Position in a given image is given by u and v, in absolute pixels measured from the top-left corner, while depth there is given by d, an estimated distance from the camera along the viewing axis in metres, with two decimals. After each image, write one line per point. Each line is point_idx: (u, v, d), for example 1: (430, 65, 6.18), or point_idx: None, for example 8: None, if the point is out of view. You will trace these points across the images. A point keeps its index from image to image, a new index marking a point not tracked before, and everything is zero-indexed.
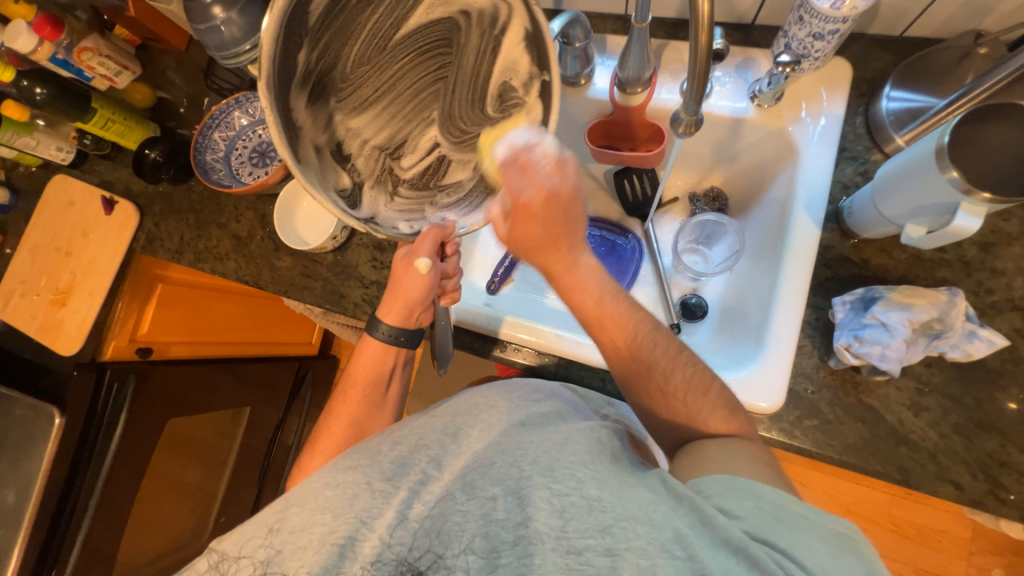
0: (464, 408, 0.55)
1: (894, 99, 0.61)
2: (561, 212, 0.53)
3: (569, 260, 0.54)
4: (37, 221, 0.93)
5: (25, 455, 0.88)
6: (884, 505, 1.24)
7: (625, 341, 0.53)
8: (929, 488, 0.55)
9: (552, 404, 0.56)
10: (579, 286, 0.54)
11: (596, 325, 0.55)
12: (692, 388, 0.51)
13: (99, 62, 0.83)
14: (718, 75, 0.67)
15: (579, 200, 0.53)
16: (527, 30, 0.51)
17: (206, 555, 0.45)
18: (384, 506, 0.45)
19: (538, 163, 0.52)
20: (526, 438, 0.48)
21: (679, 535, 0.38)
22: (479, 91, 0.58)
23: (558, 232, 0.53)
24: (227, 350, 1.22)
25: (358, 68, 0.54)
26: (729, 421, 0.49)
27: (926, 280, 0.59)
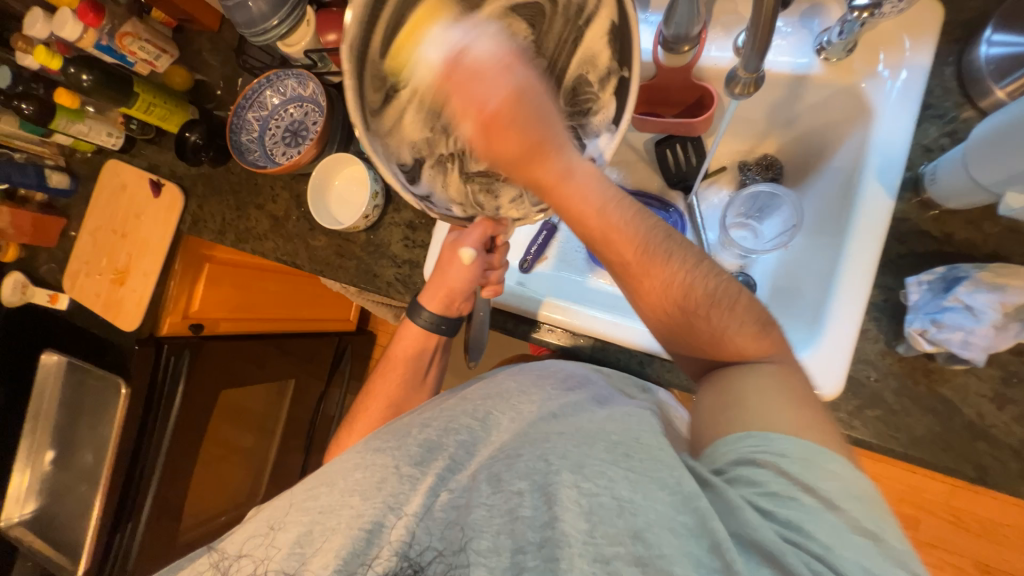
0: (495, 392, 0.55)
1: (996, 44, 0.52)
2: (532, 108, 0.38)
3: (563, 163, 0.42)
4: (96, 205, 0.98)
5: (100, 421, 0.97)
6: (944, 496, 1.16)
7: (679, 312, 0.47)
8: (1009, 488, 0.49)
9: (585, 394, 0.54)
10: (578, 194, 0.43)
11: (606, 240, 0.45)
12: (716, 300, 0.46)
13: (139, 47, 0.84)
14: (780, 27, 0.60)
15: (539, 87, 0.39)
16: (613, 22, 0.46)
17: (251, 523, 0.47)
18: (411, 492, 0.45)
19: (481, 60, 0.38)
20: (559, 431, 0.48)
21: (714, 543, 0.37)
22: (554, 80, 0.54)
23: (538, 136, 0.39)
24: (271, 326, 1.26)
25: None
26: (757, 338, 0.46)
27: (1021, 257, 0.52)
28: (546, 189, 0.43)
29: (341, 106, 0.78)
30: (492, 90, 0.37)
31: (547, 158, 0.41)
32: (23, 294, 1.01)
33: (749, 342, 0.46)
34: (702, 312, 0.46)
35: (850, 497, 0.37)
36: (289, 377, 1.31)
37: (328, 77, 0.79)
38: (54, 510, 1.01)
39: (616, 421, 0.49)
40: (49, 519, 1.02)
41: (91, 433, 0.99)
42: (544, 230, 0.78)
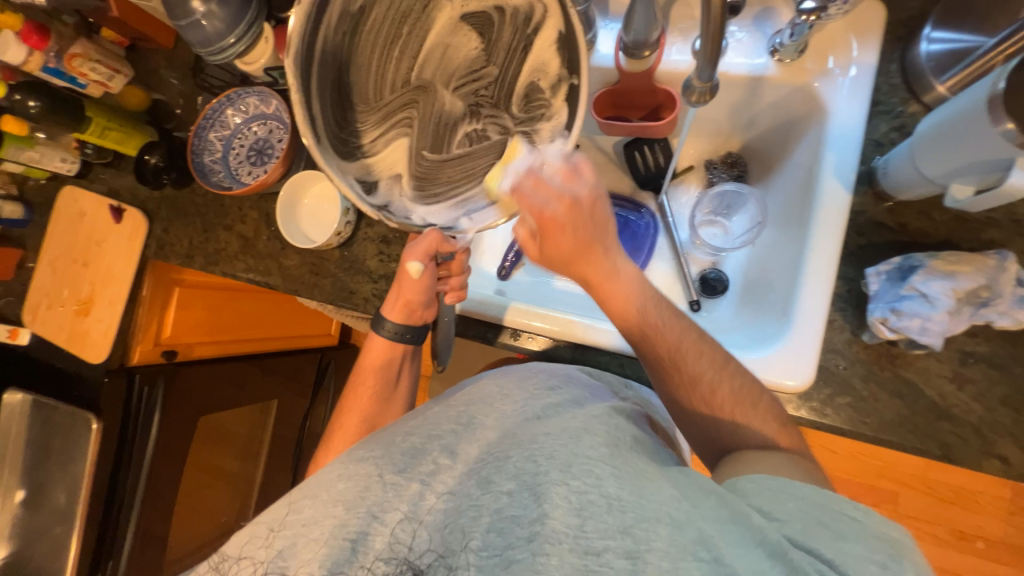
0: (478, 397, 0.56)
1: (936, 41, 0.55)
2: (587, 218, 0.49)
3: (609, 264, 0.51)
4: (54, 234, 0.94)
5: (71, 459, 0.93)
6: (919, 469, 1.21)
7: (638, 322, 0.52)
8: (972, 464, 0.52)
9: (567, 394, 0.55)
10: (621, 293, 0.52)
11: (646, 334, 0.52)
12: (740, 398, 0.49)
13: (91, 68, 0.80)
14: (733, 30, 0.61)
15: (602, 203, 0.49)
16: (560, 32, 0.49)
17: (220, 552, 0.46)
18: (395, 500, 0.46)
19: (549, 179, 0.48)
20: (544, 430, 0.48)
21: (702, 536, 0.36)
22: (506, 89, 0.55)
23: (587, 240, 0.49)
24: (251, 346, 1.23)
25: (395, 59, 0.54)
26: (781, 433, 0.48)
27: (971, 243, 0.54)
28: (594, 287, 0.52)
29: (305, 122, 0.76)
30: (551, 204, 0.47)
31: (596, 258, 0.50)
32: None
33: (774, 434, 0.48)
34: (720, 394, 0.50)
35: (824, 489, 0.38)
36: (273, 397, 1.28)
37: (290, 93, 0.77)
38: (26, 555, 0.97)
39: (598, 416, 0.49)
40: (21, 563, 0.97)
41: (61, 472, 0.95)
42: None
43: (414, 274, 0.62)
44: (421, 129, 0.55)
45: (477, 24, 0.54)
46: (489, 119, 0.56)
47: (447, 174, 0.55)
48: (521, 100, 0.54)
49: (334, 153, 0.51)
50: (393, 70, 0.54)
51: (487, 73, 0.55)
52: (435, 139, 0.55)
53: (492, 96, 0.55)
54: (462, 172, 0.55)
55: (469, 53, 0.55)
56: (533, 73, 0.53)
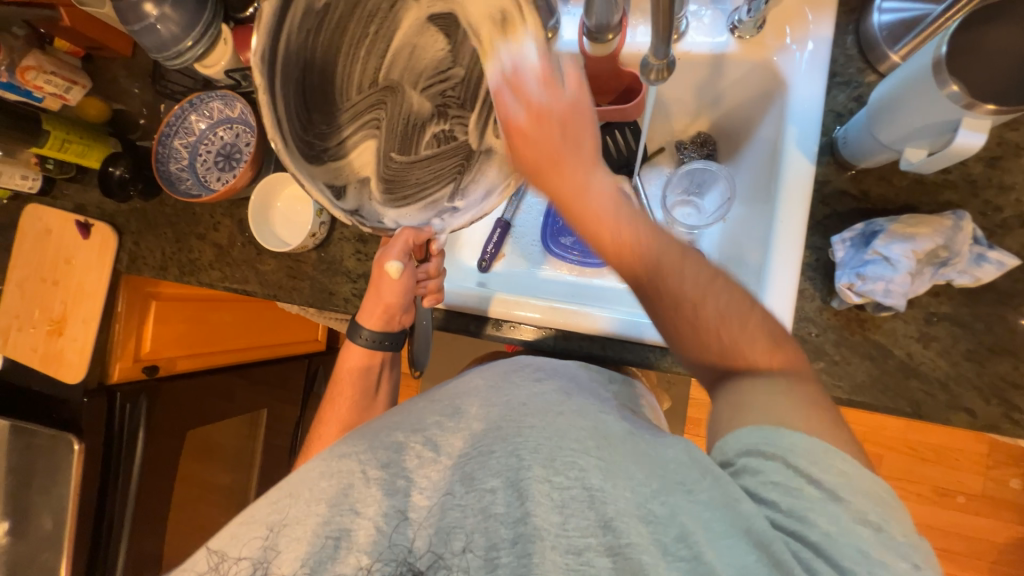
0: (462, 391, 0.55)
1: (887, 11, 0.56)
2: (561, 127, 0.45)
3: (581, 178, 0.46)
4: (20, 254, 0.92)
5: (53, 483, 0.91)
6: (900, 431, 1.25)
7: (643, 264, 0.47)
8: (941, 419, 0.54)
9: (554, 383, 0.54)
10: (605, 219, 0.46)
11: (632, 274, 0.48)
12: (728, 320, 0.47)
13: (45, 80, 0.78)
14: (694, 9, 0.62)
15: (580, 113, 0.46)
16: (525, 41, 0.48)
17: (206, 555, 0.45)
18: (377, 495, 0.45)
19: (527, 80, 0.46)
20: (528, 423, 0.47)
21: (682, 535, 0.39)
22: (471, 90, 0.54)
23: (560, 146, 0.46)
24: (235, 357, 1.21)
25: (359, 57, 0.52)
26: (769, 354, 0.46)
27: (930, 205, 0.56)
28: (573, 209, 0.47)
29: None
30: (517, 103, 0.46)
31: (565, 168, 0.46)
32: None
33: (763, 358, 0.46)
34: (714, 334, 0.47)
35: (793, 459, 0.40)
36: (262, 406, 1.27)
37: (255, 96, 0.76)
38: None
39: (584, 409, 0.49)
40: None
41: (44, 497, 0.93)
42: (499, 227, 0.78)
43: (393, 274, 0.62)
44: (389, 131, 0.55)
45: (441, 23, 0.51)
46: (455, 121, 0.56)
47: (415, 177, 0.56)
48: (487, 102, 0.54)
49: (302, 157, 0.51)
50: (358, 69, 0.52)
51: (453, 74, 0.54)
52: (405, 141, 0.55)
53: (459, 96, 0.55)
54: (428, 177, 0.56)
55: (435, 54, 0.53)
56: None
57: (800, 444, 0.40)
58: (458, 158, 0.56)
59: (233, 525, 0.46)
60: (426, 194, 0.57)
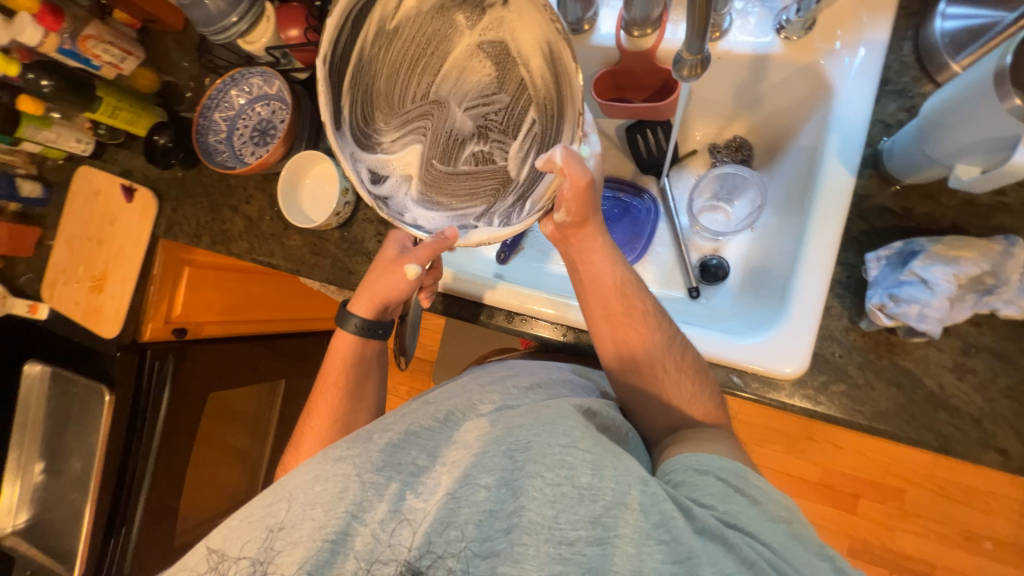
0: (457, 397, 0.55)
1: (950, 18, 0.52)
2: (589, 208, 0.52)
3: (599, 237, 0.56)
4: (70, 213, 0.97)
5: (88, 428, 0.98)
6: (927, 467, 1.19)
7: (625, 347, 0.55)
8: (971, 457, 0.50)
9: (548, 392, 0.55)
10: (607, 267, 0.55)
11: (626, 351, 0.55)
12: (682, 363, 0.54)
13: (103, 49, 0.82)
14: (740, 7, 0.60)
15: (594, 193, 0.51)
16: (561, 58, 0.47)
17: (206, 556, 0.44)
18: (376, 499, 0.44)
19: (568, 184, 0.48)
20: (510, 420, 0.48)
21: (663, 519, 0.41)
22: (514, 115, 0.53)
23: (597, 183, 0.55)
24: (259, 327, 1.27)
25: (417, 72, 0.54)
26: (707, 412, 0.54)
27: (980, 228, 0.52)
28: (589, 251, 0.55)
29: (308, 102, 0.77)
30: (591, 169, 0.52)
31: (586, 226, 0.54)
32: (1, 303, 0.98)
33: (706, 409, 0.54)
34: (672, 374, 0.54)
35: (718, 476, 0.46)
36: (280, 376, 1.32)
37: (293, 74, 0.78)
38: (46, 518, 1.01)
39: (566, 403, 0.50)
40: (41, 528, 1.02)
41: (77, 442, 0.99)
42: None
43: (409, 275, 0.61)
44: (433, 143, 0.55)
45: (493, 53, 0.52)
46: (498, 143, 0.54)
47: (449, 188, 0.55)
48: (529, 130, 0.53)
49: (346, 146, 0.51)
50: (413, 83, 0.54)
51: (498, 100, 0.54)
52: (446, 154, 0.55)
53: (504, 119, 0.54)
54: (462, 192, 0.54)
55: (485, 81, 0.54)
56: (547, 102, 0.51)
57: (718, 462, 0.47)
58: (492, 176, 0.54)
59: (230, 524, 0.46)
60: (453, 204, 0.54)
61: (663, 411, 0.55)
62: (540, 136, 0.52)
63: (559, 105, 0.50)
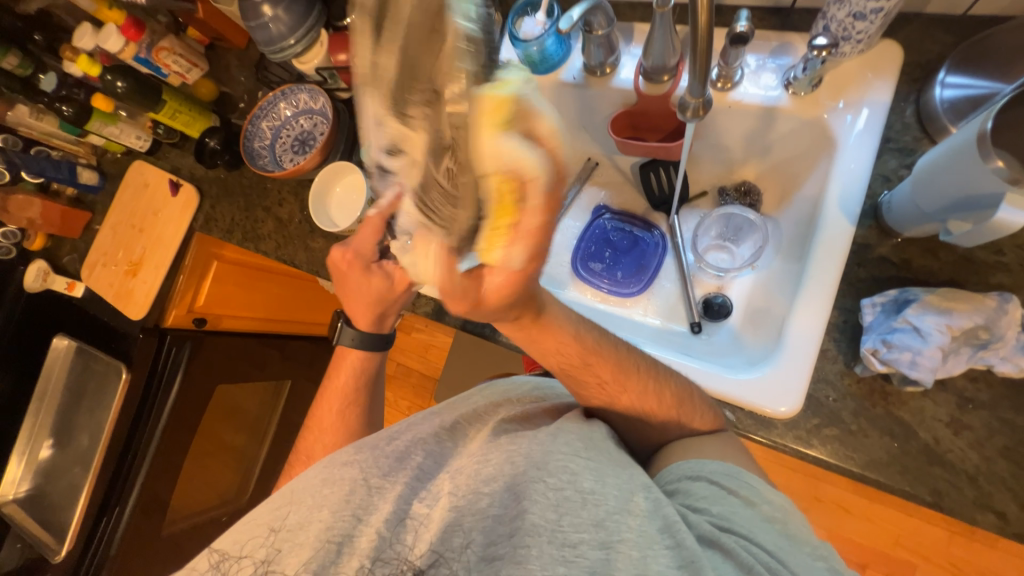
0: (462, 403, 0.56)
1: (949, 87, 0.55)
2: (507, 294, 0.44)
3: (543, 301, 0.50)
4: (119, 202, 1.05)
5: (102, 406, 1.01)
6: (941, 543, 1.12)
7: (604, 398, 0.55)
8: (966, 516, 0.50)
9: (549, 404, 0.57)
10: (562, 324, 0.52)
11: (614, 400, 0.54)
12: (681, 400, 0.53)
13: (174, 60, 0.91)
14: (750, 61, 0.64)
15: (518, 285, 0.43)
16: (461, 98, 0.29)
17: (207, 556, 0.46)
18: (381, 502, 0.46)
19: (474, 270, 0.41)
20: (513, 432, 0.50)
21: (667, 524, 0.42)
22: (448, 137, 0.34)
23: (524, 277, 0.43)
24: (278, 327, 1.32)
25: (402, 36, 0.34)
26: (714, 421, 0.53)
27: (977, 285, 0.53)
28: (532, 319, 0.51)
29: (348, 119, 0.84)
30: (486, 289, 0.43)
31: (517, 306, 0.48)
32: (44, 279, 1.05)
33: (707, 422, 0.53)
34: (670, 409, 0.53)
35: (716, 475, 0.47)
36: (287, 378, 1.36)
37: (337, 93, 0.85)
38: (47, 490, 1.04)
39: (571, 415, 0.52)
40: (40, 500, 1.05)
41: (89, 418, 1.03)
42: None
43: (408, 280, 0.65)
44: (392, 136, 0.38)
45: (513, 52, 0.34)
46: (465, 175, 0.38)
47: (398, 192, 0.42)
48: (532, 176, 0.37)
49: None
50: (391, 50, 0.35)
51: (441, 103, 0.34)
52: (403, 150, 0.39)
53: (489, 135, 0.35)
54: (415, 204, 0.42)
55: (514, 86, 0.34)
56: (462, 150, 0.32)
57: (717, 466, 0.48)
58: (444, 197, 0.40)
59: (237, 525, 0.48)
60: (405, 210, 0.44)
61: (653, 437, 0.56)
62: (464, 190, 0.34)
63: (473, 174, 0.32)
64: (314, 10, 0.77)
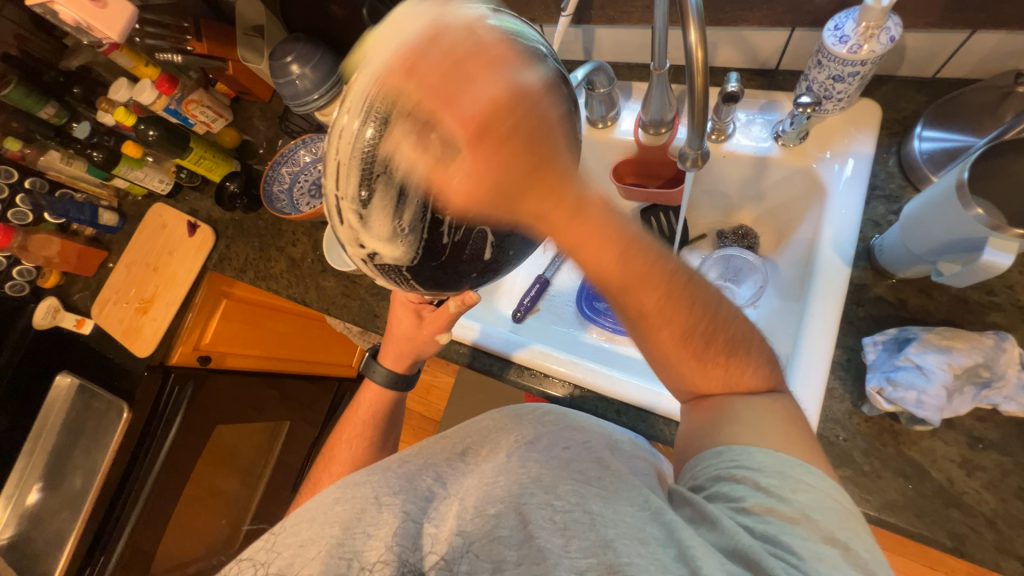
0: (476, 431, 0.59)
1: (927, 139, 0.60)
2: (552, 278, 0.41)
3: (572, 194, 0.32)
4: (135, 242, 1.07)
5: (96, 446, 0.98)
6: None
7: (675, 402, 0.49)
8: (988, 562, 0.48)
9: (560, 423, 0.57)
10: (597, 232, 0.33)
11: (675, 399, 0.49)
12: (732, 349, 0.44)
13: (201, 111, 0.97)
14: (742, 117, 0.69)
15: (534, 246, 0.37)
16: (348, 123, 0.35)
17: None
18: (389, 515, 0.47)
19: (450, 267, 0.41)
20: (526, 455, 0.51)
21: (682, 552, 0.39)
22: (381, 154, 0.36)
23: (534, 151, 0.32)
24: (280, 366, 1.32)
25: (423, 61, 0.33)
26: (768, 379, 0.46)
27: (973, 324, 0.55)
28: (556, 223, 0.33)
29: None
30: (467, 166, 0.32)
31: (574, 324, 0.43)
32: (53, 316, 1.06)
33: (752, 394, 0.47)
34: (715, 360, 0.45)
35: (768, 477, 0.41)
36: (285, 419, 1.34)
37: None
38: (29, 538, 0.98)
39: (585, 443, 0.53)
40: (21, 549, 0.99)
41: (82, 459, 0.99)
42: (537, 284, 0.84)
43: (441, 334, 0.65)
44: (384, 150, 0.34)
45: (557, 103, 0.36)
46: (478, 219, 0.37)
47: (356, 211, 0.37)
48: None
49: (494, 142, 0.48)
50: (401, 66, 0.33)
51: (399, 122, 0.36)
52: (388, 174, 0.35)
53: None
54: (386, 230, 0.37)
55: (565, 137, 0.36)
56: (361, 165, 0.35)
57: (769, 463, 0.42)
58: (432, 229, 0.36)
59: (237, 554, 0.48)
60: (368, 235, 0.37)
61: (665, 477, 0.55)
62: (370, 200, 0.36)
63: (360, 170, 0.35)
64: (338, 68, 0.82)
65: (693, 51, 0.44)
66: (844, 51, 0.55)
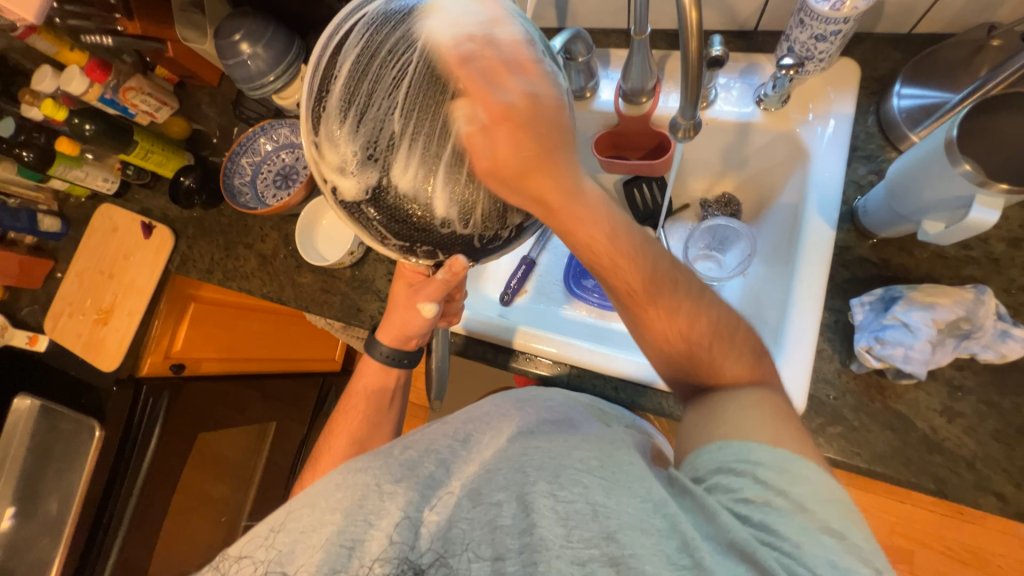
0: (477, 416, 0.57)
1: (906, 97, 0.60)
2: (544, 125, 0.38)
3: (567, 183, 0.39)
4: (85, 248, 0.99)
5: (69, 467, 0.92)
6: (932, 526, 1.12)
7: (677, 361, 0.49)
8: (969, 500, 0.52)
9: (563, 413, 0.57)
10: (588, 219, 0.41)
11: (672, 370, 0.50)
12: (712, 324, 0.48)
13: (142, 100, 0.88)
14: (723, 82, 0.67)
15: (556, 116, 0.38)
16: (319, 61, 0.40)
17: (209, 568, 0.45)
18: (392, 506, 0.44)
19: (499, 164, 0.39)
20: (532, 444, 0.49)
21: (685, 544, 0.38)
22: (329, 91, 0.39)
23: (546, 141, 0.38)
24: (258, 366, 1.26)
25: (379, 21, 0.39)
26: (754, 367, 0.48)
27: (951, 279, 0.57)
28: (555, 212, 0.40)
29: None
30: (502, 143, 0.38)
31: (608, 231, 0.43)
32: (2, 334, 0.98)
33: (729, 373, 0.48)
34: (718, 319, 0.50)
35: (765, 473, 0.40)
36: (270, 419, 1.28)
37: None
38: (9, 568, 0.92)
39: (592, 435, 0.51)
40: None
41: (57, 482, 0.93)
42: (522, 265, 0.83)
43: (426, 309, 0.59)
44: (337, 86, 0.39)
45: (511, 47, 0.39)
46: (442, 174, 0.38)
47: (322, 140, 0.39)
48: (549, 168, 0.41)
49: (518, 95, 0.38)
50: (364, 30, 0.39)
51: (351, 61, 0.39)
52: (343, 113, 0.39)
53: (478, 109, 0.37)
54: (337, 160, 0.39)
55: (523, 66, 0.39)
56: (318, 96, 0.40)
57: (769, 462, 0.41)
58: (388, 156, 0.38)
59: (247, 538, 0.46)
60: (323, 164, 0.40)
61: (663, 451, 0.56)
62: (321, 126, 0.39)
63: (316, 96, 0.40)
64: (293, 46, 0.75)
65: (686, 12, 0.41)
66: (827, 8, 0.54)
